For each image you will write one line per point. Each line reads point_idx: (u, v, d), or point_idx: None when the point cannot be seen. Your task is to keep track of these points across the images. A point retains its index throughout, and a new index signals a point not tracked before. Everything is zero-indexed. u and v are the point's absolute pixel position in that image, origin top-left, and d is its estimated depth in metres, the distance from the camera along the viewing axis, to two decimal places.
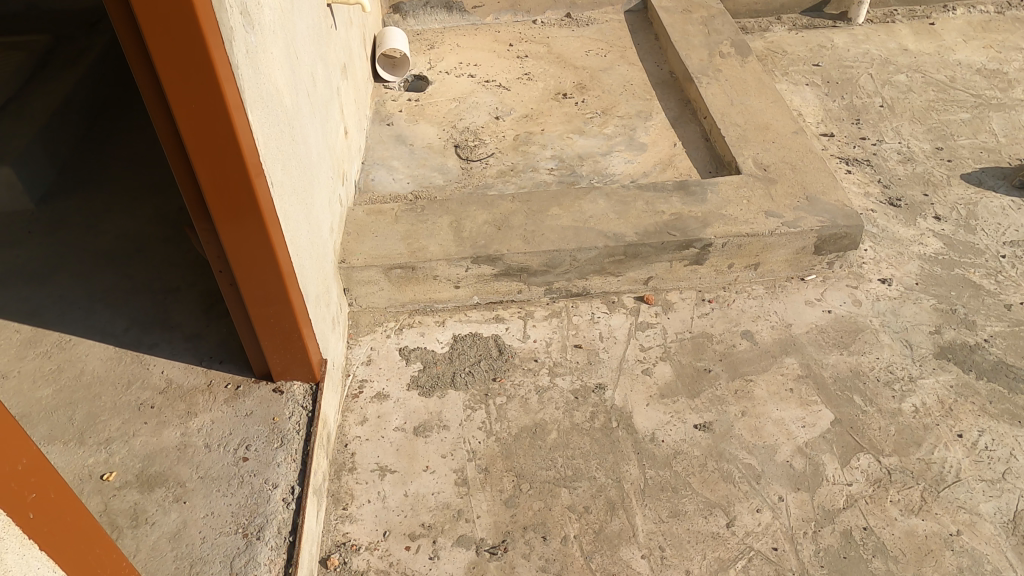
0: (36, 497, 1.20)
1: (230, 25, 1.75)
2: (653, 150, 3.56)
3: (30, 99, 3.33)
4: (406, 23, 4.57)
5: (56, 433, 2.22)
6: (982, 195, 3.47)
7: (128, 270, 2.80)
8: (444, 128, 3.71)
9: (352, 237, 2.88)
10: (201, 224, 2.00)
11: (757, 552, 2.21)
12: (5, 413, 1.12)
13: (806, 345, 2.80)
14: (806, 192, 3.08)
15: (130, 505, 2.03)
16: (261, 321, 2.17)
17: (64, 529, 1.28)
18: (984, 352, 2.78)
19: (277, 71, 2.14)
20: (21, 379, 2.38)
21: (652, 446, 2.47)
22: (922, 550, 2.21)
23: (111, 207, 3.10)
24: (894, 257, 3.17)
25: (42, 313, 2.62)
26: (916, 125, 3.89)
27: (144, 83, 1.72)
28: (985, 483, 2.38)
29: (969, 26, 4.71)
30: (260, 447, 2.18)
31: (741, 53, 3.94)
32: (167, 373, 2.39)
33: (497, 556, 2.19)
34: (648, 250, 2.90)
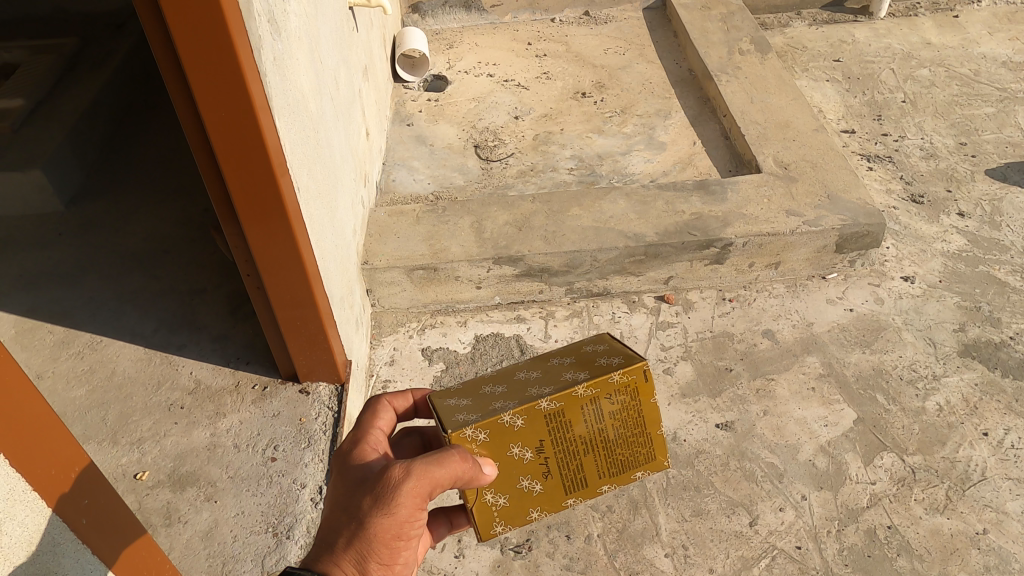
0: (88, 506, 1.25)
1: (257, 32, 1.78)
2: (673, 149, 3.56)
3: (59, 102, 3.38)
4: (424, 23, 4.60)
5: (89, 432, 2.27)
6: (1007, 190, 3.44)
7: (156, 272, 2.85)
8: (464, 129, 3.73)
9: (375, 239, 2.91)
10: (229, 227, 2.04)
11: (781, 551, 2.21)
12: (58, 422, 1.17)
13: (828, 343, 2.80)
14: (828, 189, 3.07)
15: (163, 504, 2.08)
16: (288, 323, 2.21)
17: (118, 537, 1.33)
18: (1010, 349, 2.76)
19: (302, 77, 2.17)
20: (55, 380, 2.43)
21: (674, 446, 2.49)
22: (947, 548, 2.21)
23: (139, 209, 3.16)
24: (916, 254, 3.15)
25: (74, 314, 2.67)
26: (939, 120, 3.86)
27: (174, 87, 1.75)
28: (1011, 482, 2.37)
29: (994, 18, 4.66)
30: (288, 447, 2.22)
31: (761, 49, 3.93)
32: (196, 374, 2.44)
33: (521, 554, 2.22)
34: (669, 250, 2.90)
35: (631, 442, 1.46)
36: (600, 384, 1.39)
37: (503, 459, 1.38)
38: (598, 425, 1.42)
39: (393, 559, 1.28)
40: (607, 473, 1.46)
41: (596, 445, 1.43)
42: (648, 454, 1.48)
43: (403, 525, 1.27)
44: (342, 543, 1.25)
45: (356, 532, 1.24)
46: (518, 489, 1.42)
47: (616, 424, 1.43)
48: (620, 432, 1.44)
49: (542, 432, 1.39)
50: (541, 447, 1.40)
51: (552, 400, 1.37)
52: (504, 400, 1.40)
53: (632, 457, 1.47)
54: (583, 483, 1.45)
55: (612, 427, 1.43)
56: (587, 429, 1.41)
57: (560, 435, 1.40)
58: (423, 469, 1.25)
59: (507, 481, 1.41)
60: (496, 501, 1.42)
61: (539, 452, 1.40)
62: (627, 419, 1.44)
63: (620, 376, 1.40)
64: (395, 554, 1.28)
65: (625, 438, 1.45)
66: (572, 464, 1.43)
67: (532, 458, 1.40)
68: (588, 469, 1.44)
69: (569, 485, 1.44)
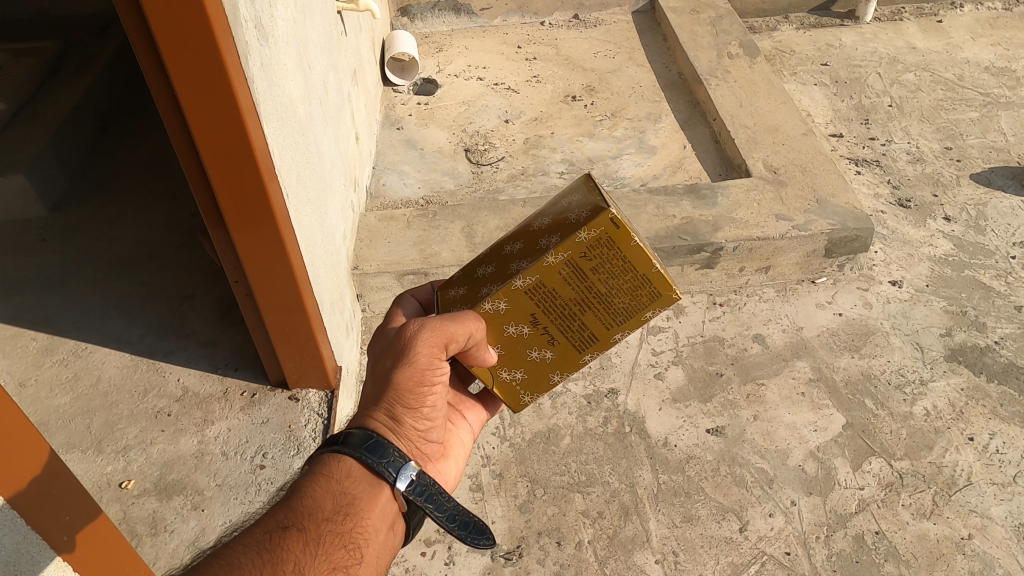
0: (75, 525, 1.30)
1: (244, 38, 1.76)
2: (663, 153, 3.56)
3: (42, 105, 3.33)
4: (413, 25, 4.57)
5: (73, 440, 2.23)
6: (992, 195, 3.47)
7: (142, 277, 2.81)
8: (454, 131, 3.71)
9: (365, 243, 2.89)
10: (218, 234, 2.01)
11: (770, 557, 2.21)
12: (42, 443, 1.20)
13: (818, 348, 2.80)
14: (817, 194, 3.07)
15: (149, 513, 2.05)
16: (277, 330, 2.18)
17: (106, 553, 1.39)
18: (995, 354, 2.78)
19: (291, 82, 2.15)
20: (38, 387, 2.39)
21: (665, 451, 2.48)
22: (934, 554, 2.22)
23: (124, 213, 3.11)
24: (904, 259, 3.16)
25: (58, 320, 2.63)
26: (925, 125, 3.88)
27: (160, 94, 1.72)
28: (997, 486, 2.38)
29: (977, 23, 4.69)
30: (277, 454, 2.19)
31: (750, 53, 3.93)
32: (184, 381, 2.40)
33: (512, 561, 2.20)
34: (659, 255, 2.89)
35: (626, 286, 1.40)
36: (565, 247, 1.38)
37: (504, 337, 1.47)
38: (581, 277, 1.40)
39: (426, 406, 1.38)
40: (614, 323, 1.44)
41: (588, 300, 1.42)
42: (652, 294, 1.40)
43: (426, 372, 1.37)
44: (375, 398, 1.36)
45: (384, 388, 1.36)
46: (532, 358, 1.49)
47: (600, 274, 1.40)
48: (612, 276, 1.40)
49: (528, 304, 1.43)
50: (534, 320, 1.45)
51: (525, 276, 1.41)
52: (491, 282, 1.47)
53: (638, 296, 1.41)
54: (590, 337, 1.45)
55: (602, 278, 1.40)
56: (573, 287, 1.41)
57: (547, 301, 1.43)
58: (437, 324, 1.37)
59: (516, 351, 1.48)
60: (517, 375, 1.52)
61: (535, 325, 1.45)
62: (612, 267, 1.39)
63: (586, 232, 1.36)
64: (427, 401, 1.38)
65: (617, 284, 1.40)
66: (571, 326, 1.45)
67: (530, 333, 1.46)
68: (591, 324, 1.44)
69: (578, 343, 1.47)
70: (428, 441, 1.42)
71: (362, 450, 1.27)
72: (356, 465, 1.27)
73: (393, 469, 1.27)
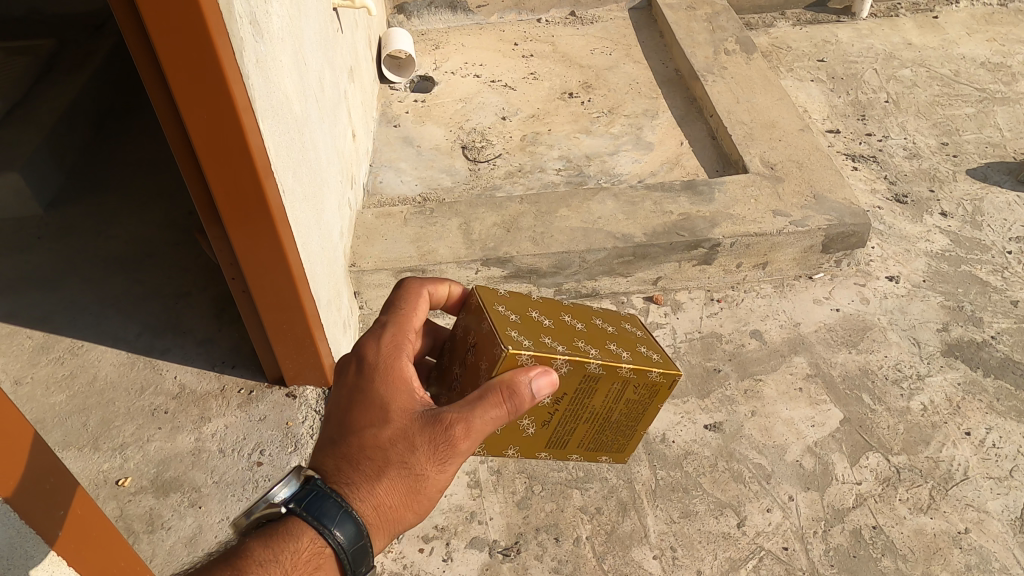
0: (71, 523, 1.26)
1: (240, 35, 1.75)
2: (660, 149, 3.56)
3: (36, 104, 3.32)
4: (409, 23, 4.57)
5: (69, 438, 2.23)
6: (988, 190, 3.47)
7: (139, 275, 2.80)
8: (451, 129, 3.71)
9: (362, 241, 2.88)
10: (214, 231, 2.01)
11: (768, 552, 2.22)
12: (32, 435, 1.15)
13: (815, 343, 2.81)
14: (814, 190, 3.08)
15: (146, 510, 2.05)
16: (274, 327, 2.18)
17: (101, 549, 1.35)
18: (991, 349, 2.79)
19: (286, 78, 2.14)
20: (34, 386, 2.39)
21: (663, 447, 2.48)
22: (931, 548, 2.22)
23: (121, 211, 3.11)
24: (901, 254, 3.17)
25: (54, 319, 2.63)
26: (922, 120, 3.88)
27: (155, 91, 1.72)
28: (993, 481, 2.39)
29: (972, 19, 4.70)
30: (274, 451, 2.20)
31: (746, 49, 3.93)
32: (180, 379, 2.40)
33: (510, 557, 2.21)
34: (657, 250, 2.90)
35: (620, 424, 1.61)
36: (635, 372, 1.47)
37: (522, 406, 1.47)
38: (624, 404, 1.55)
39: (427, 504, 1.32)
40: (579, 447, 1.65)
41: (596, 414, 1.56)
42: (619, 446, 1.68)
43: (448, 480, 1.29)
44: (390, 488, 1.23)
45: (409, 480, 1.24)
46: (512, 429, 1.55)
47: (626, 407, 1.56)
48: (630, 413, 1.58)
49: (563, 389, 1.46)
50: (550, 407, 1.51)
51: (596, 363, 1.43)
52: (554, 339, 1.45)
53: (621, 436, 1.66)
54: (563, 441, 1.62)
55: (620, 409, 1.56)
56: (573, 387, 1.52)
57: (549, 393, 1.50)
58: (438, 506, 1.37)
59: (505, 433, 1.55)
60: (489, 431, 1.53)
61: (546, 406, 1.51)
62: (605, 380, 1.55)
63: (661, 375, 1.49)
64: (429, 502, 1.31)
65: (619, 420, 1.60)
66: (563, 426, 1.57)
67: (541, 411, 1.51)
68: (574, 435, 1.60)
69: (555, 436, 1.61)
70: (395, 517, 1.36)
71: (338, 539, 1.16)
72: (331, 559, 1.15)
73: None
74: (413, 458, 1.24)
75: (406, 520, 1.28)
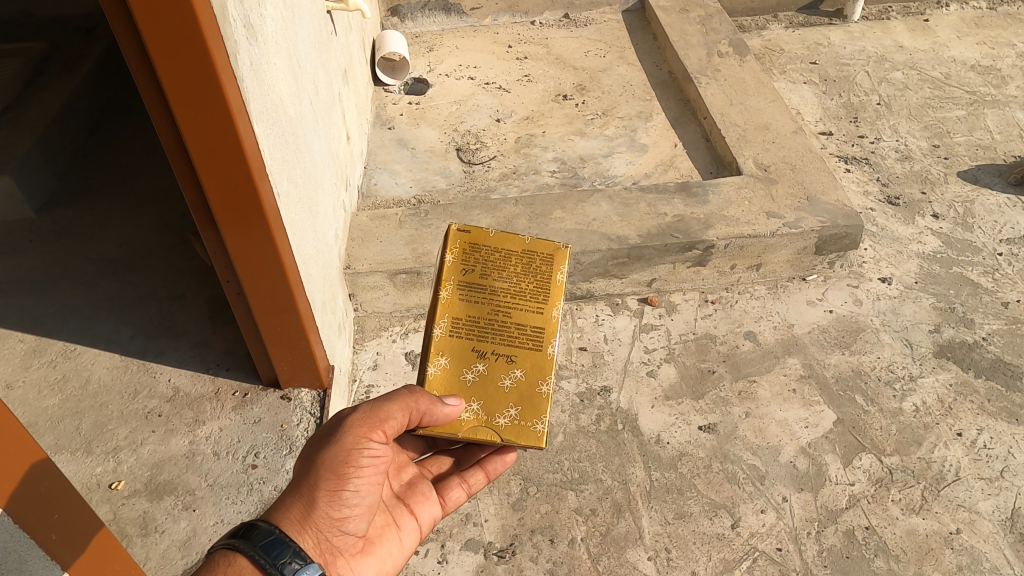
0: (64, 525, 1.27)
1: (233, 38, 1.75)
2: (654, 151, 3.57)
3: (28, 107, 3.30)
4: (404, 25, 4.57)
5: (62, 442, 2.21)
6: (979, 192, 3.50)
7: (132, 278, 2.80)
8: (445, 131, 3.71)
9: (357, 243, 2.88)
10: (208, 233, 2.00)
11: (762, 553, 2.22)
12: (30, 441, 1.16)
13: (808, 345, 2.82)
14: (807, 192, 3.09)
15: (140, 514, 2.05)
16: (269, 330, 2.18)
17: (94, 553, 1.35)
18: (983, 350, 2.80)
19: (280, 81, 2.14)
20: (26, 390, 2.37)
21: (657, 448, 2.49)
22: (923, 548, 2.24)
23: (114, 214, 3.10)
24: (893, 256, 3.19)
25: (47, 322, 2.61)
26: (913, 123, 3.90)
27: (148, 94, 1.71)
28: (984, 481, 2.40)
29: (963, 22, 4.73)
30: (269, 454, 2.20)
31: (739, 52, 3.95)
32: (175, 382, 2.39)
33: (505, 559, 2.21)
34: (651, 252, 2.90)
35: (525, 281, 1.67)
36: (447, 276, 1.66)
37: (474, 384, 1.63)
38: (484, 261, 1.68)
39: (344, 489, 1.47)
40: (542, 306, 1.65)
41: (497, 296, 1.65)
42: (545, 259, 1.70)
43: (351, 453, 1.48)
44: (301, 478, 1.48)
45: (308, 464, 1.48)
46: (506, 393, 1.63)
47: (491, 257, 1.69)
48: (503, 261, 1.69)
49: (460, 349, 1.64)
50: (480, 354, 1.64)
51: (439, 323, 1.64)
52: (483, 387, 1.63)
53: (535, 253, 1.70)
54: (536, 330, 1.65)
55: (528, 283, 1.67)
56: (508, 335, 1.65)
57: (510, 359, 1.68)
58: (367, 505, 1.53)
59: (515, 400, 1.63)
60: (473, 407, 1.63)
61: (485, 358, 1.64)
62: (506, 305, 1.65)
63: (457, 231, 1.71)
64: (342, 483, 1.47)
65: (519, 265, 1.68)
66: (511, 332, 1.64)
67: (489, 365, 1.64)
68: (526, 320, 1.64)
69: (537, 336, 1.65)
70: (341, 532, 1.49)
71: (260, 551, 1.30)
72: (251, 568, 1.28)
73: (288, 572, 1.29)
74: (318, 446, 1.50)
75: (316, 506, 1.44)
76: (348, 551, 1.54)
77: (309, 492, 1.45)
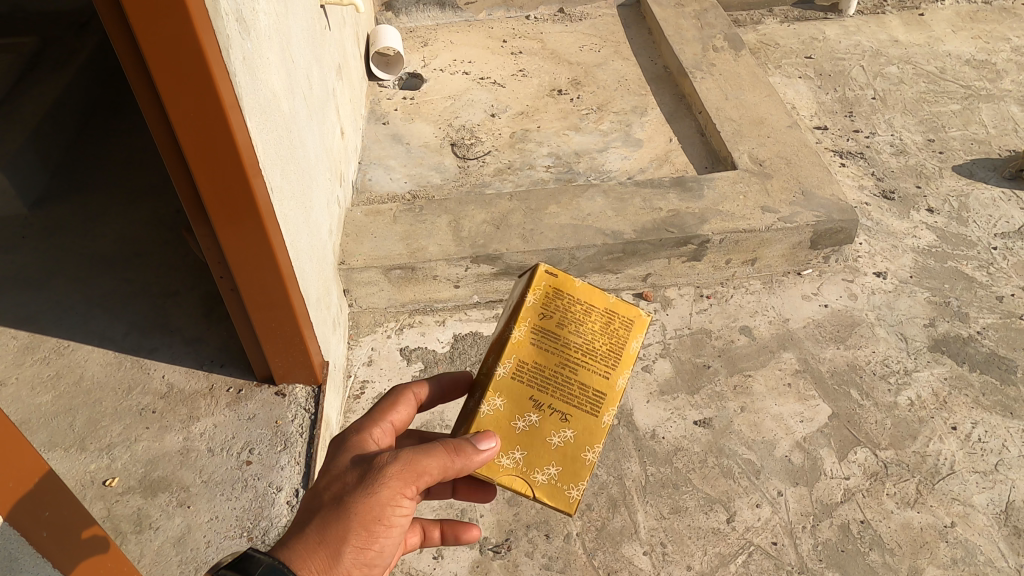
0: (56, 523, 1.25)
1: (226, 32, 1.74)
2: (649, 146, 3.57)
3: (20, 102, 3.29)
4: (398, 20, 4.54)
5: (56, 438, 2.21)
6: (973, 186, 3.50)
7: (126, 274, 2.78)
8: (440, 126, 3.70)
9: (351, 238, 2.87)
10: (201, 228, 1.99)
11: (757, 547, 2.23)
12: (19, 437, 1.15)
13: (804, 339, 2.82)
14: (802, 186, 3.09)
15: (134, 510, 2.05)
16: (263, 326, 2.17)
17: (86, 553, 1.34)
18: (977, 344, 2.81)
19: (273, 76, 2.13)
20: (19, 386, 2.37)
21: (652, 443, 2.49)
22: (918, 542, 2.24)
23: (107, 210, 3.08)
24: (888, 250, 3.19)
25: (41, 318, 2.60)
26: (908, 117, 3.90)
27: (140, 89, 1.70)
28: (979, 475, 2.41)
29: (957, 16, 4.72)
30: (263, 450, 2.20)
31: (734, 46, 3.94)
32: (169, 378, 2.39)
33: (500, 554, 2.21)
34: (647, 247, 2.90)
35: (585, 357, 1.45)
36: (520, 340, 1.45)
37: (527, 432, 1.42)
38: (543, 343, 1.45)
39: (370, 547, 1.27)
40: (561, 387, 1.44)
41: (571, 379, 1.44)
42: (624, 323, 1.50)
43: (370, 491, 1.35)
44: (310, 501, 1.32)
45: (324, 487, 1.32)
46: (553, 450, 1.43)
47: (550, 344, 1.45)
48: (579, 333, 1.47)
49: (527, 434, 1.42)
50: (536, 406, 1.43)
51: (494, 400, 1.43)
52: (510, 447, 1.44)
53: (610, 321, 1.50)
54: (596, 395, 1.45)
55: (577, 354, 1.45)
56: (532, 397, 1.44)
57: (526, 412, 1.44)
58: None
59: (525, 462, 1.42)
60: (552, 472, 1.42)
61: (541, 410, 1.43)
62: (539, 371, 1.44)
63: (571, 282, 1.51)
64: None
65: (559, 327, 1.46)
66: (572, 391, 1.44)
67: (542, 418, 1.43)
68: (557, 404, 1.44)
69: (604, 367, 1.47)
70: None
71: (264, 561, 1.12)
72: None
73: None
74: (344, 491, 1.28)
75: (337, 564, 1.23)
76: None
77: (334, 543, 1.23)
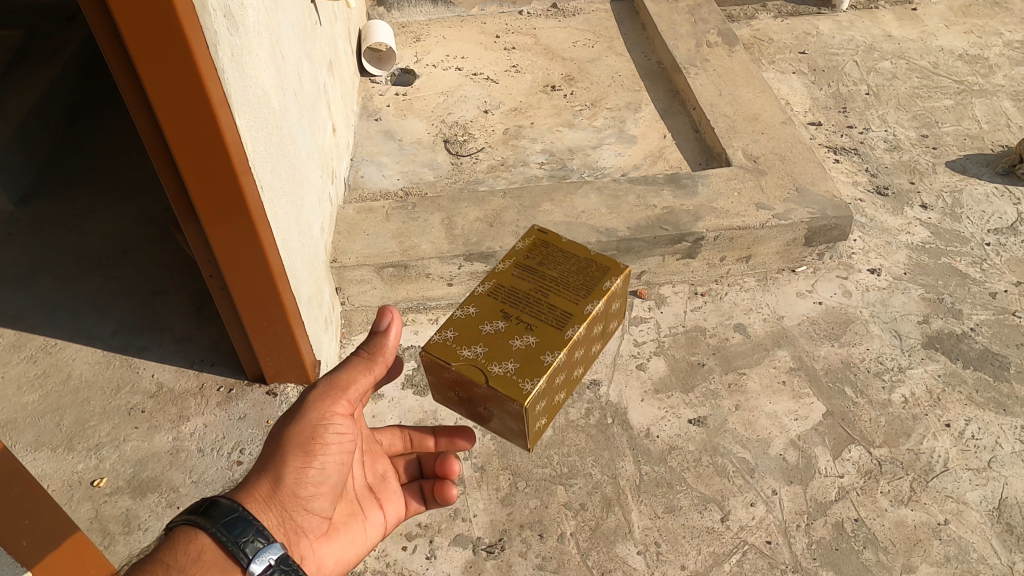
0: (37, 534, 1.36)
1: (214, 28, 1.71)
2: (643, 142, 3.55)
3: (6, 97, 3.25)
4: (390, 15, 4.51)
5: (43, 438, 2.19)
6: (967, 182, 3.50)
7: (115, 272, 2.75)
8: (433, 122, 3.67)
9: (344, 236, 2.85)
10: (190, 226, 1.97)
11: (751, 546, 2.22)
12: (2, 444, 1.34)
13: (798, 337, 2.82)
14: (796, 183, 3.08)
15: (122, 511, 2.02)
16: (253, 324, 2.15)
17: (73, 560, 1.45)
18: (971, 341, 2.81)
19: (263, 72, 2.10)
20: (6, 385, 2.34)
21: (647, 442, 2.48)
22: (912, 540, 2.24)
23: (95, 207, 3.05)
24: (882, 247, 3.18)
25: (28, 317, 2.57)
26: (901, 113, 3.90)
27: (126, 85, 1.67)
28: (972, 472, 2.41)
29: (950, 11, 4.71)
30: (254, 450, 2.17)
31: (728, 42, 3.92)
32: (158, 377, 2.37)
33: (493, 555, 2.20)
34: (641, 245, 2.89)
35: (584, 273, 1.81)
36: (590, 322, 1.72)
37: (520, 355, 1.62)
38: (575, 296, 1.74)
39: (310, 466, 1.51)
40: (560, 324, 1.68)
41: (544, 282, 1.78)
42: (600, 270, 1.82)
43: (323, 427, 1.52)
44: (270, 455, 1.52)
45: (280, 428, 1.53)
46: (513, 347, 1.64)
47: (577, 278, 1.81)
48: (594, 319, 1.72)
49: (545, 323, 1.67)
50: (506, 316, 1.70)
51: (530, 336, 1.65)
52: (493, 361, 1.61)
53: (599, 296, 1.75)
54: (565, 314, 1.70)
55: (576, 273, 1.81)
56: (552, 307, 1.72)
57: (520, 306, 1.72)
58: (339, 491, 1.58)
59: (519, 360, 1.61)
60: (507, 366, 1.60)
61: (508, 319, 1.69)
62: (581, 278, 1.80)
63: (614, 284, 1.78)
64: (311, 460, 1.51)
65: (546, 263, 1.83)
66: (540, 309, 1.71)
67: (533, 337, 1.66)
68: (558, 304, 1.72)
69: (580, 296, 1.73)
70: (307, 510, 1.54)
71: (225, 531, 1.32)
72: (209, 543, 1.32)
73: (249, 551, 1.32)
74: (293, 421, 1.52)
75: (283, 481, 1.48)
76: (315, 530, 1.58)
77: (278, 467, 1.48)
